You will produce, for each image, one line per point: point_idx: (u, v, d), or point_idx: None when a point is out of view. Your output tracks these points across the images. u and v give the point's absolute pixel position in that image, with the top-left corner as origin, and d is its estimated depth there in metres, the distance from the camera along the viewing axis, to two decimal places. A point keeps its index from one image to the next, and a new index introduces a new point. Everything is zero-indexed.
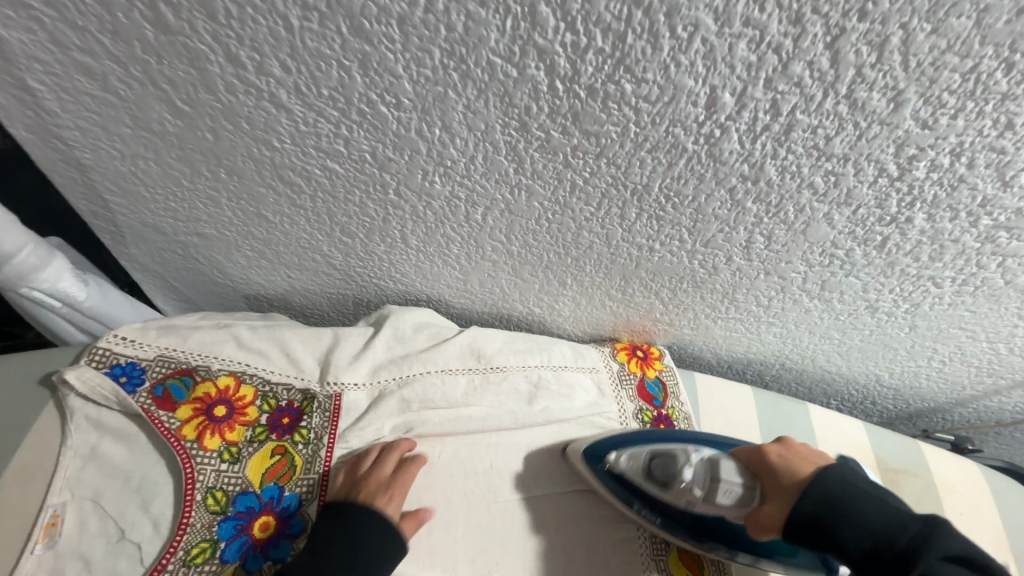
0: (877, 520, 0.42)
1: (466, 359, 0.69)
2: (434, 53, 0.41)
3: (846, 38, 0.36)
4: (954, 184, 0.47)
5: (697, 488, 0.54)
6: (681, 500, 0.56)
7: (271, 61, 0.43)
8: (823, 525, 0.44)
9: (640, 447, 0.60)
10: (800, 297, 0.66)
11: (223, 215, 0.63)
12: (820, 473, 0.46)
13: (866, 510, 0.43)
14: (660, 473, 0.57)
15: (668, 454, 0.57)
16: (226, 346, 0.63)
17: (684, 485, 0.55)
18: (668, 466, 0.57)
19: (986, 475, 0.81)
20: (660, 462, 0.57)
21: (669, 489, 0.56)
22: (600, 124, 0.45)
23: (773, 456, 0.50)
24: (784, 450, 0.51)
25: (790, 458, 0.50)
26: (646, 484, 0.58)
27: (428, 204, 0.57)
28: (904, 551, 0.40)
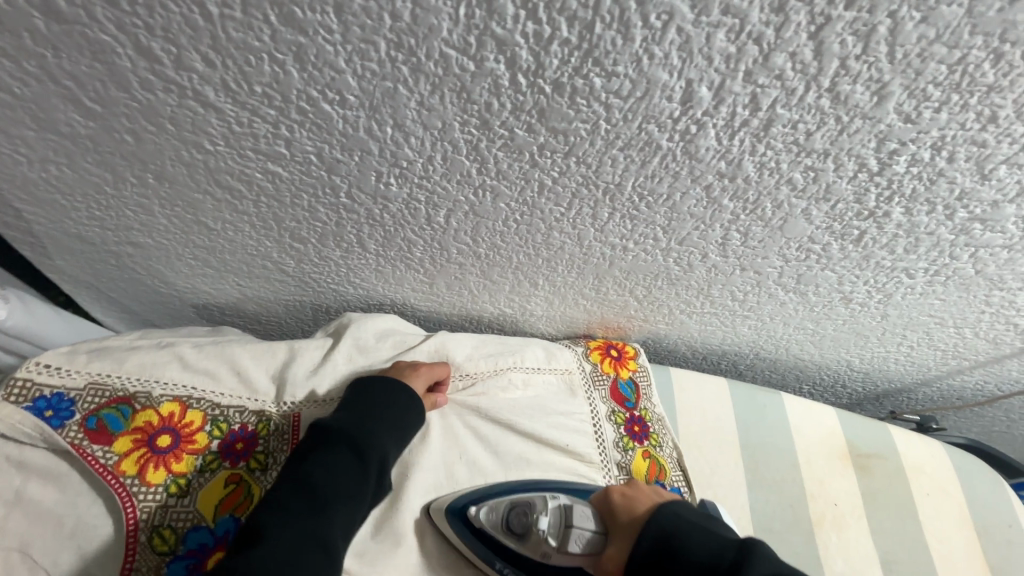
0: (700, 546, 0.46)
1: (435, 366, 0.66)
2: (379, 44, 0.36)
3: (831, 27, 0.33)
4: (933, 177, 0.45)
5: (551, 539, 0.53)
6: (538, 554, 0.54)
7: (190, 54, 0.37)
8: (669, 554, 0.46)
9: (501, 498, 0.58)
10: (775, 291, 0.65)
11: (157, 223, 0.57)
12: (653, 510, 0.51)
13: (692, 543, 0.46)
14: (518, 526, 0.55)
15: (525, 503, 0.56)
16: (168, 367, 0.57)
17: (540, 537, 0.54)
18: (527, 516, 0.55)
19: (948, 452, 0.84)
20: (517, 513, 0.56)
21: (526, 540, 0.55)
22: (568, 121, 0.41)
23: (616, 496, 0.55)
24: (626, 489, 0.55)
25: (632, 495, 0.54)
26: (507, 539, 0.56)
27: (385, 207, 0.53)
28: None
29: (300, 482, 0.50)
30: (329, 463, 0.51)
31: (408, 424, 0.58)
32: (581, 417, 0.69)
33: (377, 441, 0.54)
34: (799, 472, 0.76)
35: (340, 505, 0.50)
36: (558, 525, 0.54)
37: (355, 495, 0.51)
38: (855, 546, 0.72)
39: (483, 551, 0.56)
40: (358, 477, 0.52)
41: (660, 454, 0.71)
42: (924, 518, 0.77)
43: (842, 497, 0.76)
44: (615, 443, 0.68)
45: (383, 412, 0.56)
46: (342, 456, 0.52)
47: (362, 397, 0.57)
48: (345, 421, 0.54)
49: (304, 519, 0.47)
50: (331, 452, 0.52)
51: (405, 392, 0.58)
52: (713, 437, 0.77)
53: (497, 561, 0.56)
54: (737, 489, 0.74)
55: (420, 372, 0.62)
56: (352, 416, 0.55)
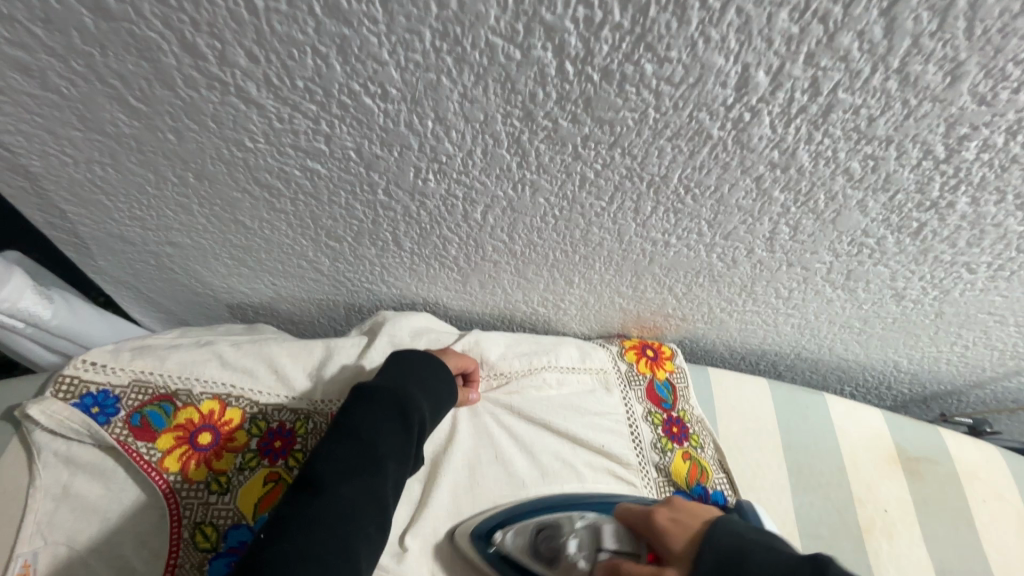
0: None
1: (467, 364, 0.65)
2: (424, 34, 0.35)
3: (904, 2, 0.31)
4: (1005, 165, 0.42)
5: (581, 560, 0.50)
6: None
7: (234, 49, 0.37)
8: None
9: (528, 520, 0.55)
10: (823, 288, 0.62)
11: (196, 222, 0.57)
12: (709, 530, 0.43)
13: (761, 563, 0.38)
14: (548, 550, 0.53)
15: (553, 524, 0.54)
16: (208, 365, 0.57)
17: (568, 564, 0.51)
18: (554, 539, 0.53)
19: (1005, 457, 0.79)
20: (546, 535, 0.53)
21: (556, 567, 0.51)
22: (614, 111, 0.40)
23: (661, 520, 0.48)
24: (674, 513, 0.48)
25: (681, 519, 0.47)
26: (535, 565, 0.53)
27: (422, 203, 0.52)
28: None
29: (351, 437, 0.49)
30: (376, 421, 0.51)
31: (446, 394, 0.58)
32: (617, 417, 0.67)
33: (420, 405, 0.54)
34: (846, 476, 0.73)
35: (388, 464, 0.49)
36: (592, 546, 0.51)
37: (403, 455, 0.50)
38: (907, 552, 0.69)
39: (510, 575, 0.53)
40: (404, 437, 0.51)
41: (701, 456, 0.68)
42: (982, 527, 0.73)
43: (893, 503, 0.72)
44: (652, 445, 0.66)
45: (423, 377, 0.56)
46: (389, 415, 0.51)
47: (401, 365, 0.57)
48: (388, 384, 0.54)
49: (359, 474, 0.47)
50: (379, 412, 0.51)
51: (439, 364, 0.59)
52: (755, 439, 0.74)
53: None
54: (782, 493, 0.71)
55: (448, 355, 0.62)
56: (393, 379, 0.55)
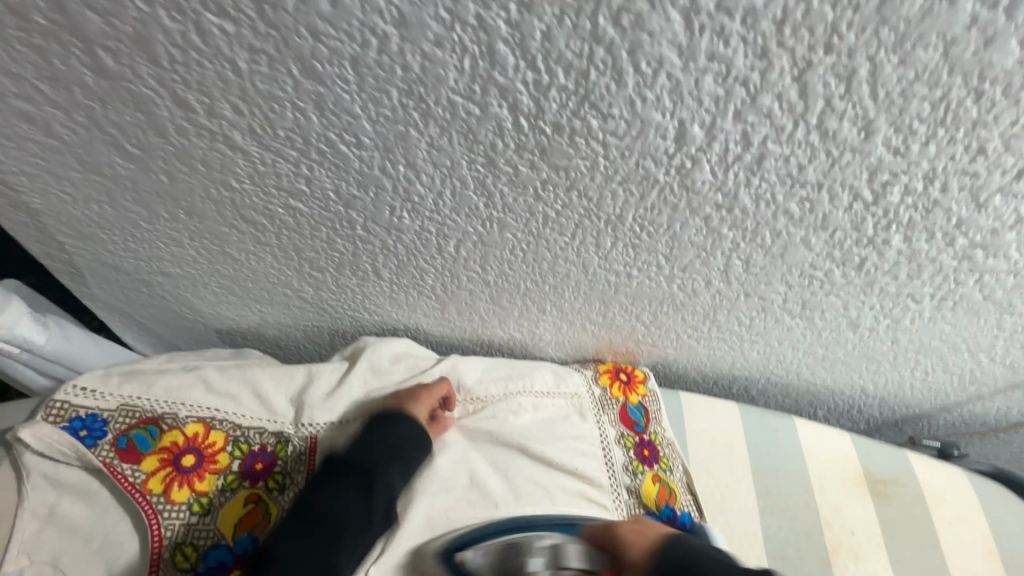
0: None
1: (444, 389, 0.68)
2: (391, 93, 0.39)
3: (813, 70, 0.35)
4: (929, 207, 0.46)
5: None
6: None
7: (221, 104, 0.41)
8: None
9: (492, 540, 0.58)
10: (781, 317, 0.65)
11: (186, 254, 0.61)
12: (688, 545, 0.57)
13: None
14: (511, 568, 0.55)
15: (518, 543, 0.57)
16: (193, 390, 0.60)
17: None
18: (518, 557, 0.55)
19: (970, 480, 0.81)
20: (510, 553, 0.56)
21: None
22: (568, 159, 0.44)
23: (621, 530, 0.59)
24: (636, 525, 0.60)
25: (641, 529, 0.59)
26: None
27: (398, 238, 0.55)
28: None
29: (314, 507, 0.54)
30: (339, 499, 0.54)
31: (417, 458, 0.60)
32: (591, 442, 0.69)
33: (385, 473, 0.57)
34: (813, 497, 0.75)
35: (349, 540, 0.53)
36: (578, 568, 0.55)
37: (362, 524, 0.54)
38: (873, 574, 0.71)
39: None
40: (365, 506, 0.55)
41: (671, 478, 0.71)
42: (947, 549, 0.75)
43: (859, 524, 0.74)
44: (624, 467, 0.69)
45: (394, 442, 0.59)
46: (351, 490, 0.55)
47: (372, 432, 0.60)
48: (358, 456, 0.58)
49: (313, 543, 0.51)
50: (343, 484, 0.56)
51: (412, 423, 0.61)
52: (725, 460, 0.77)
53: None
54: (751, 515, 0.73)
55: (422, 400, 0.64)
56: (364, 449, 0.58)
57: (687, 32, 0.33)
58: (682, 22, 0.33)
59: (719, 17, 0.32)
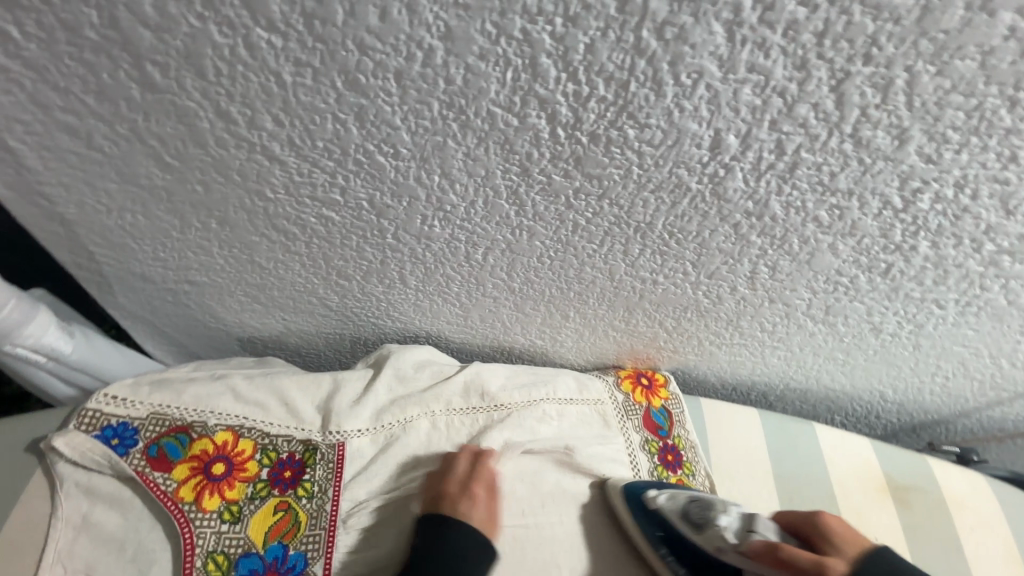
0: None
1: (470, 397, 0.68)
2: (432, 104, 0.40)
3: (851, 81, 0.36)
4: (958, 214, 0.47)
5: (732, 536, 0.57)
6: (711, 548, 0.58)
7: (263, 115, 0.42)
8: None
9: (679, 492, 0.64)
10: (804, 322, 0.66)
11: (215, 263, 0.61)
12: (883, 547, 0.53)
13: None
14: (697, 517, 0.60)
15: (706, 501, 0.61)
16: (221, 399, 0.60)
17: (720, 532, 0.58)
18: (708, 510, 0.60)
19: (990, 485, 0.81)
20: (699, 505, 0.61)
21: (703, 532, 0.59)
22: (602, 168, 0.44)
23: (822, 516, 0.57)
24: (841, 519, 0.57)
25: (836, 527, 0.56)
26: (682, 525, 0.61)
27: (428, 246, 0.56)
28: None
29: None
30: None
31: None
32: (616, 448, 0.70)
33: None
34: (835, 504, 0.75)
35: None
36: (741, 529, 0.57)
37: None
38: None
39: (653, 538, 0.61)
40: None
41: (694, 483, 0.71)
42: (972, 556, 0.74)
43: (883, 531, 0.74)
44: (649, 473, 0.70)
45: (451, 562, 0.53)
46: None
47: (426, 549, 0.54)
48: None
49: None
50: None
51: (468, 532, 0.56)
52: (748, 467, 0.77)
53: (662, 548, 0.61)
54: None
55: (475, 497, 0.58)
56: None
57: (728, 44, 0.34)
58: (724, 35, 0.34)
59: (760, 30, 0.33)
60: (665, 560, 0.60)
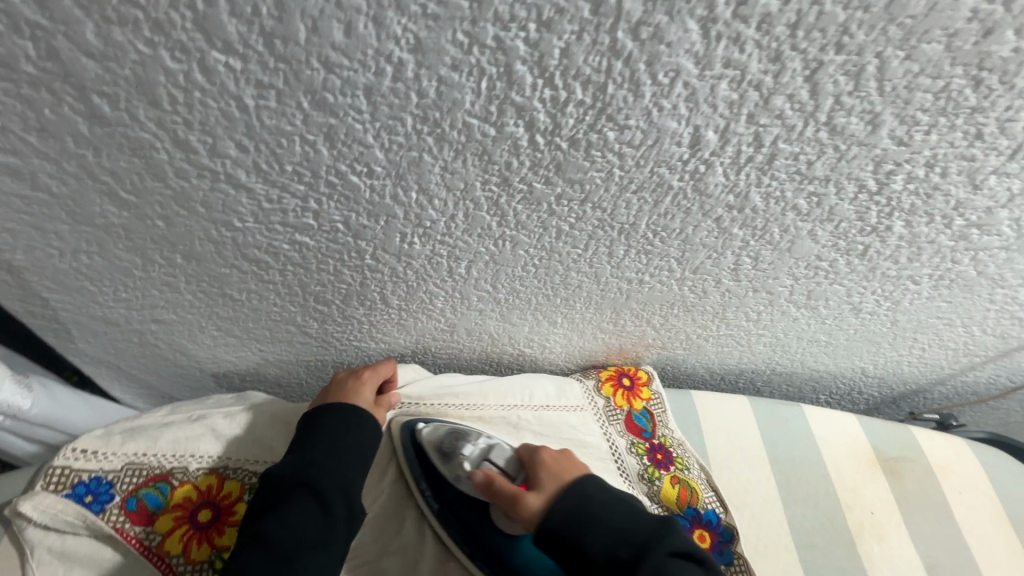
0: (623, 521, 0.51)
1: (442, 393, 0.67)
2: (406, 119, 0.38)
3: (824, 70, 0.36)
4: (929, 192, 0.48)
5: (467, 465, 0.57)
6: (452, 477, 0.58)
7: (225, 142, 0.39)
8: (569, 539, 0.51)
9: (444, 424, 0.62)
10: (788, 308, 0.66)
11: (181, 298, 0.58)
12: (584, 479, 0.55)
13: (617, 519, 0.51)
14: (448, 449, 0.58)
15: (462, 431, 0.60)
16: (203, 440, 0.57)
17: (460, 463, 0.58)
18: (457, 441, 0.59)
19: (971, 448, 0.84)
20: (453, 436, 0.59)
21: (449, 463, 0.58)
22: (584, 172, 0.43)
23: (545, 455, 0.58)
24: (556, 455, 0.58)
25: (563, 461, 0.57)
26: (433, 457, 0.59)
27: (408, 264, 0.54)
28: (641, 545, 0.50)
29: (258, 541, 0.49)
30: (284, 515, 0.50)
31: (369, 448, 0.57)
32: (602, 455, 0.69)
33: (337, 475, 0.52)
34: (830, 484, 0.76)
35: (304, 554, 0.49)
36: (481, 458, 0.58)
37: (322, 541, 0.50)
38: (898, 553, 0.72)
39: (416, 473, 0.60)
40: (322, 522, 0.50)
41: (689, 478, 0.70)
42: (963, 519, 0.77)
43: (878, 505, 0.76)
44: (639, 475, 0.69)
45: (342, 437, 0.55)
46: (298, 502, 0.50)
47: (309, 430, 0.55)
48: (294, 465, 0.52)
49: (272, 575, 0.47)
50: (287, 508, 0.50)
51: (355, 409, 0.58)
52: (737, 453, 0.77)
53: (422, 482, 0.60)
54: (774, 508, 0.73)
55: (364, 381, 0.61)
56: (303, 458, 0.53)
57: (703, 41, 0.34)
58: (699, 32, 0.33)
59: (735, 24, 0.33)
60: (420, 492, 0.59)
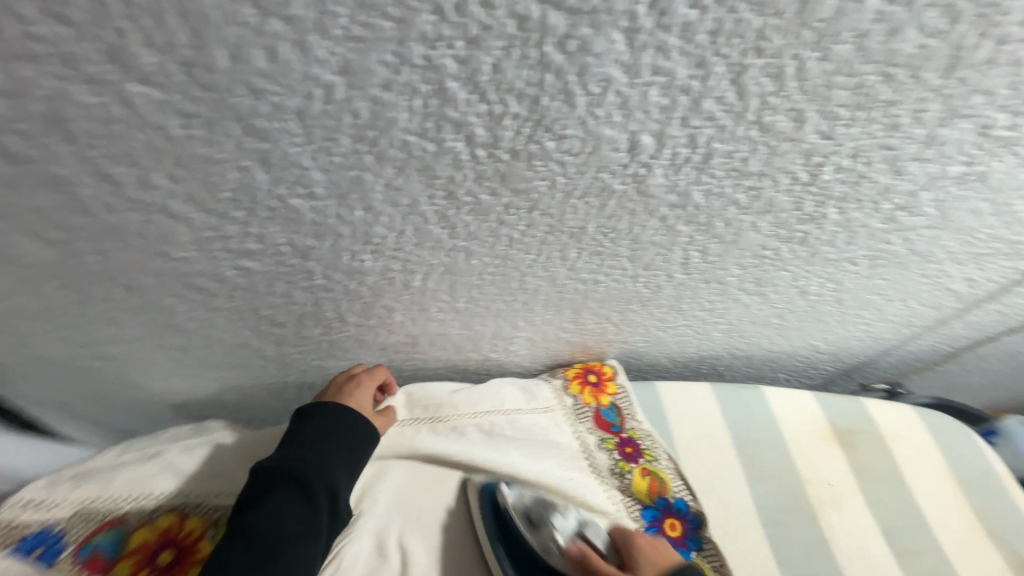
0: None
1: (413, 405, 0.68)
2: (342, 140, 0.38)
3: (747, 73, 0.37)
4: (857, 180, 0.50)
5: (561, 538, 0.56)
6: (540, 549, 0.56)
7: (154, 173, 0.38)
8: None
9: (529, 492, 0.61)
10: (739, 296, 0.69)
11: (127, 332, 0.56)
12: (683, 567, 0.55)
13: None
14: (536, 517, 0.58)
15: (549, 500, 0.60)
16: (158, 478, 0.55)
17: (552, 533, 0.56)
18: (545, 511, 0.58)
19: (916, 412, 0.90)
20: (540, 504, 0.59)
21: (538, 533, 0.57)
22: (528, 181, 0.44)
23: (641, 541, 0.57)
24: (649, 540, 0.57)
25: (656, 546, 0.57)
26: (520, 525, 0.58)
27: (361, 281, 0.54)
28: None
29: (243, 533, 0.49)
30: (270, 508, 0.50)
31: (359, 443, 0.58)
32: (572, 454, 0.70)
33: (325, 468, 0.54)
34: (791, 461, 0.80)
35: (289, 545, 0.49)
36: (574, 532, 0.57)
37: (306, 534, 0.50)
38: (857, 522, 0.75)
39: (496, 541, 0.57)
40: (308, 514, 0.51)
41: (659, 468, 0.72)
42: (914, 482, 0.81)
43: (835, 476, 0.80)
44: (610, 470, 0.70)
45: (331, 431, 0.56)
46: (283, 496, 0.51)
47: (301, 424, 0.57)
48: (283, 460, 0.53)
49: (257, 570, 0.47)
50: (273, 500, 0.51)
51: (347, 407, 0.59)
52: (703, 437, 0.80)
53: (501, 552, 0.57)
54: (740, 489, 0.76)
55: (361, 383, 0.63)
56: (291, 452, 0.54)
57: (630, 51, 0.35)
58: (625, 43, 0.34)
59: (658, 34, 0.34)
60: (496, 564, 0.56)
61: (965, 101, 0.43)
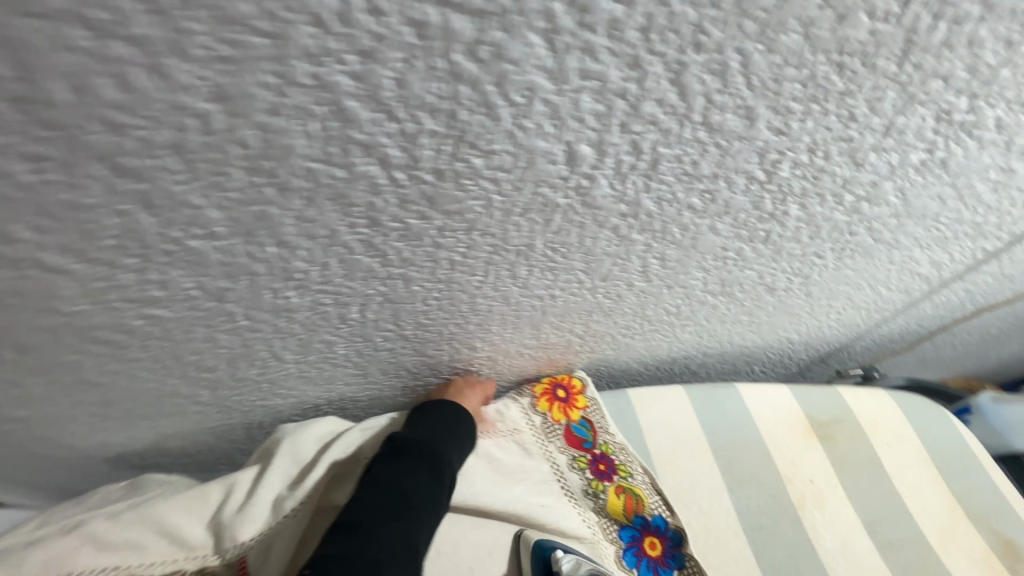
0: None
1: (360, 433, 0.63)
2: (234, 174, 0.33)
3: (688, 71, 0.34)
4: (816, 175, 0.47)
5: None
6: None
7: (13, 226, 0.32)
8: None
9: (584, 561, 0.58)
10: (705, 298, 0.66)
11: (33, 393, 0.50)
12: None
13: None
14: None
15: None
16: (81, 554, 0.49)
17: None
18: None
19: (889, 395, 0.89)
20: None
21: None
22: (459, 203, 0.40)
23: None
24: None
25: None
26: None
27: (292, 318, 0.49)
28: None
29: (386, 485, 0.52)
30: (411, 471, 0.54)
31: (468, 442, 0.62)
32: (544, 476, 0.67)
33: (448, 452, 0.58)
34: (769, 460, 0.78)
35: (424, 507, 0.52)
36: None
37: (436, 505, 0.53)
38: (839, 518, 0.74)
39: None
40: (435, 486, 0.54)
41: (633, 484, 0.69)
42: (893, 469, 0.80)
43: (816, 472, 0.78)
44: (583, 491, 0.67)
45: (452, 426, 0.61)
46: (421, 464, 0.55)
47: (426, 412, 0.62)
48: (420, 437, 0.58)
49: (398, 518, 0.50)
50: (409, 465, 0.55)
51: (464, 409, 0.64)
52: (679, 444, 0.77)
53: None
54: (719, 497, 0.73)
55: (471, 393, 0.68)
56: (423, 433, 0.59)
57: (553, 55, 0.30)
58: (545, 45, 0.30)
59: (582, 34, 0.30)
60: None
61: (922, 87, 0.40)
